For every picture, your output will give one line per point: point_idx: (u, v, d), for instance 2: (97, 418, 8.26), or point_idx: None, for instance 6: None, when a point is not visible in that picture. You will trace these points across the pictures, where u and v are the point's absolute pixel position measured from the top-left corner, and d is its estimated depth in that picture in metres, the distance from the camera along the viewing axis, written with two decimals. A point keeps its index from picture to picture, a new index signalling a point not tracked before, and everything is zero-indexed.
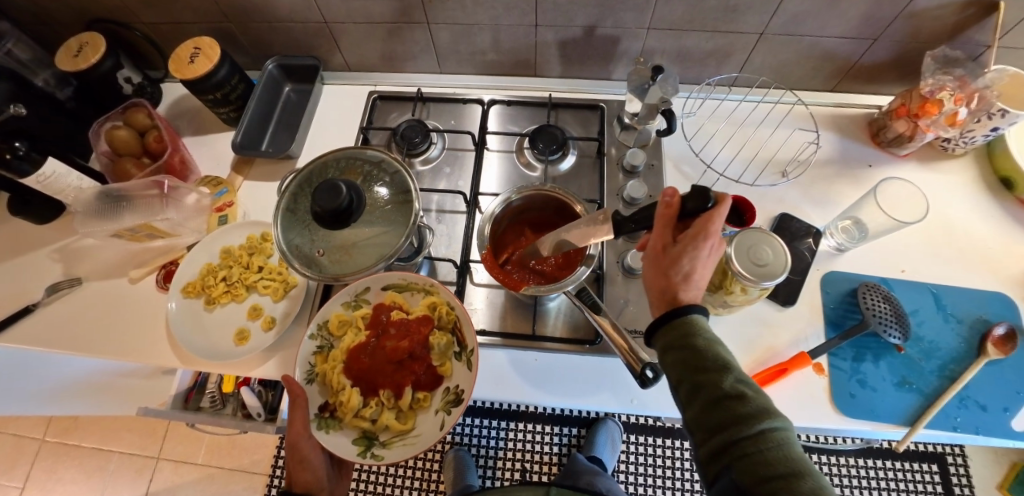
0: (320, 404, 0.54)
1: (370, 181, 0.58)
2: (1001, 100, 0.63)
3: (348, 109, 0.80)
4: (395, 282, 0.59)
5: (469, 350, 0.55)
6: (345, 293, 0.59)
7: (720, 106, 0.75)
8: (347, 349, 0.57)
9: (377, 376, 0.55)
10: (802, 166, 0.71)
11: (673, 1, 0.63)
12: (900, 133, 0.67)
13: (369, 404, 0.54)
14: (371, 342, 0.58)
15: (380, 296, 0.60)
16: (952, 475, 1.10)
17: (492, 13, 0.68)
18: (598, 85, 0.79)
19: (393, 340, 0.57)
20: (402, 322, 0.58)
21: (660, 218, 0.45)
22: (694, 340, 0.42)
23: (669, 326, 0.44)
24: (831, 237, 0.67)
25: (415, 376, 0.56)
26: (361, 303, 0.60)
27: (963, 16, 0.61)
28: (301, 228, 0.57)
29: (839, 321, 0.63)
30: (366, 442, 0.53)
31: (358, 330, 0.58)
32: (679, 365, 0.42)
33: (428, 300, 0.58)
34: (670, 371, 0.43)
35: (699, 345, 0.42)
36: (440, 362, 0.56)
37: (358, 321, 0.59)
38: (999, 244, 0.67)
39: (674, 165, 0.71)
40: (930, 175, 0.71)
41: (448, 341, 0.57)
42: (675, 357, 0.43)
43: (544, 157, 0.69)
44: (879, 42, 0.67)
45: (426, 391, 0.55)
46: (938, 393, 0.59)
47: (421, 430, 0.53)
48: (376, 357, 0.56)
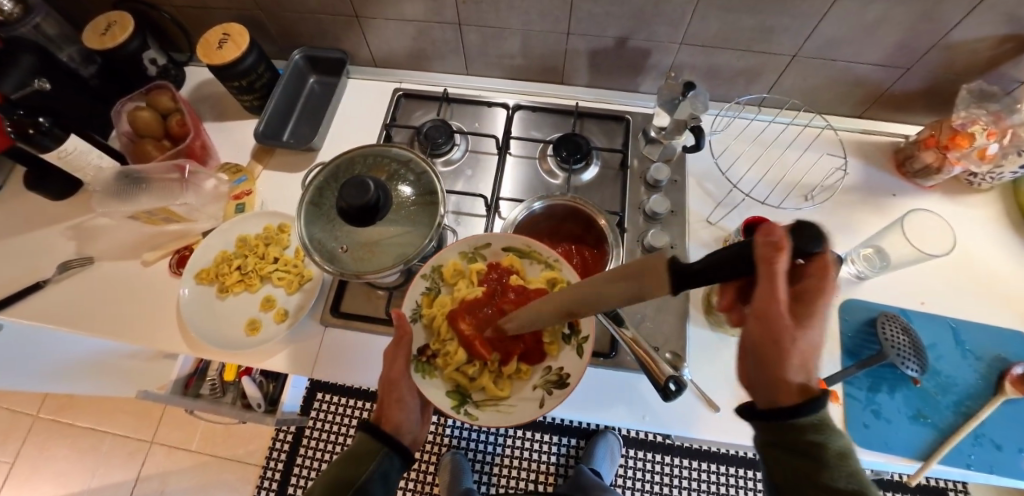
0: (420, 346, 0.52)
1: (396, 179, 0.58)
2: None
3: (372, 105, 0.80)
4: (518, 246, 0.54)
5: (582, 335, 0.49)
6: (464, 243, 0.54)
7: (748, 126, 0.75)
8: (461, 299, 0.52)
9: (486, 336, 0.50)
10: (829, 191, 0.70)
11: (709, 18, 0.62)
12: (927, 164, 0.67)
13: (475, 362, 0.50)
14: (487, 301, 0.52)
15: (499, 255, 0.55)
16: None
17: (525, 18, 0.68)
18: (624, 96, 0.79)
19: (511, 304, 0.51)
20: (521, 289, 0.52)
21: (770, 273, 0.28)
22: (828, 450, 0.36)
23: (789, 423, 0.36)
24: (851, 265, 0.66)
25: (525, 348, 0.50)
26: (477, 257, 0.55)
27: (998, 51, 0.61)
28: (326, 222, 0.57)
29: (856, 349, 0.62)
30: (459, 397, 0.50)
31: (472, 284, 0.53)
32: (798, 469, 0.37)
33: (548, 274, 0.52)
34: (781, 470, 0.38)
35: (830, 459, 0.36)
36: (550, 340, 0.51)
37: (473, 276, 0.54)
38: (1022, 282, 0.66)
39: (697, 183, 0.70)
40: (954, 208, 0.70)
41: (563, 321, 0.50)
42: (791, 457, 0.37)
43: (568, 166, 0.69)
44: (911, 72, 0.67)
45: (529, 364, 0.51)
46: (952, 429, 0.59)
47: (517, 402, 0.49)
48: (492, 318, 0.51)
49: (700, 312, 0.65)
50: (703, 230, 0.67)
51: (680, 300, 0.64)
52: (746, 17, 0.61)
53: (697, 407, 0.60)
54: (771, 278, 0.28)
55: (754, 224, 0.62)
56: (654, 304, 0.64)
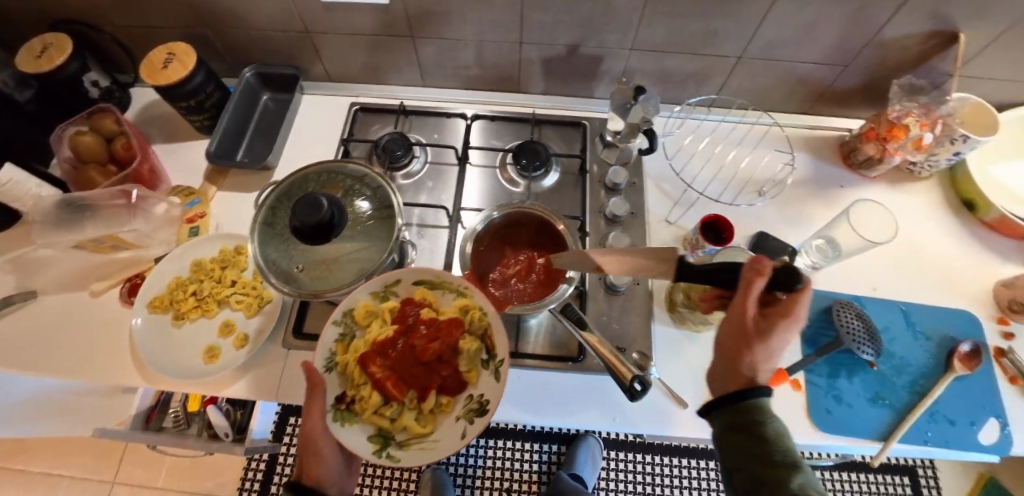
0: (337, 395, 0.47)
1: (352, 195, 0.57)
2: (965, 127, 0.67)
3: (329, 120, 0.79)
4: (428, 277, 0.51)
5: (498, 358, 0.47)
6: (373, 282, 0.50)
7: (700, 126, 0.77)
8: (371, 342, 0.49)
9: (399, 374, 0.47)
10: (779, 186, 0.73)
11: (656, 23, 0.64)
12: (869, 156, 0.70)
13: (392, 403, 0.46)
14: (399, 338, 0.49)
15: (410, 289, 0.52)
16: (922, 487, 1.12)
17: (477, 28, 0.68)
18: (579, 102, 0.80)
19: (422, 339, 0.48)
20: (433, 322, 0.49)
21: (748, 283, 0.40)
22: (763, 428, 0.40)
23: (734, 407, 0.42)
24: (805, 255, 0.67)
25: (442, 380, 0.47)
26: (389, 294, 0.52)
27: (927, 46, 0.64)
28: (279, 242, 0.55)
29: (814, 337, 0.64)
30: (381, 440, 0.46)
31: (384, 324, 0.50)
32: (740, 449, 0.41)
33: (461, 301, 0.50)
34: (727, 454, 0.42)
35: (767, 435, 0.40)
36: (468, 369, 0.48)
37: (385, 314, 0.50)
38: (963, 264, 0.70)
39: (655, 184, 0.72)
40: (899, 197, 0.74)
41: (478, 347, 0.48)
42: (736, 438, 0.41)
43: (527, 174, 0.69)
44: (849, 69, 0.70)
45: (450, 395, 0.48)
46: (908, 408, 0.61)
47: (442, 436, 0.46)
48: (405, 356, 0.48)
49: (664, 311, 0.66)
50: (663, 230, 0.68)
51: (644, 300, 0.65)
52: (690, 22, 0.63)
53: (667, 405, 0.60)
54: (739, 284, 0.41)
55: (711, 221, 0.64)
56: (619, 306, 0.65)
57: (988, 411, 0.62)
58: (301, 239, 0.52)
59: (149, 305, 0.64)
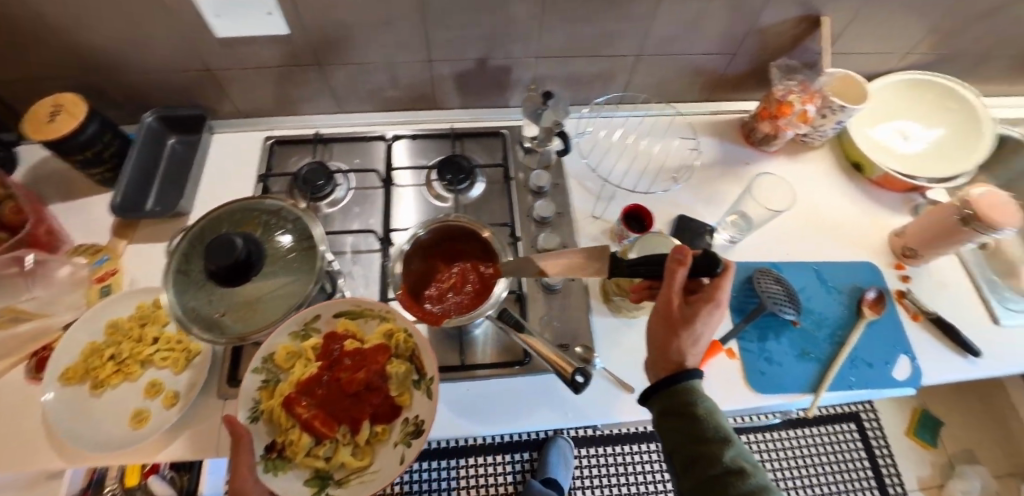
0: (266, 444, 0.49)
1: (269, 231, 0.56)
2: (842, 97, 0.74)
3: (245, 158, 0.77)
4: (348, 309, 0.55)
5: (428, 377, 0.50)
6: (291, 322, 0.53)
7: (613, 123, 0.81)
8: (296, 382, 0.51)
9: (328, 411, 0.50)
10: (691, 170, 0.77)
11: (555, 30, 0.67)
12: (766, 133, 0.77)
13: (323, 441, 0.49)
14: (324, 373, 0.52)
15: (331, 323, 0.56)
16: (868, 430, 1.21)
17: (384, 51, 0.69)
18: (495, 113, 0.82)
19: (347, 370, 0.51)
20: (357, 352, 0.53)
21: (672, 271, 0.42)
22: (695, 408, 0.43)
23: (668, 392, 0.44)
24: (724, 232, 0.73)
25: (373, 408, 0.50)
26: (310, 332, 0.55)
27: (797, 30, 0.71)
28: (196, 289, 0.53)
29: (741, 306, 0.68)
30: (319, 482, 0.48)
31: (309, 362, 0.53)
32: (677, 433, 0.43)
33: (384, 326, 0.54)
34: (667, 437, 0.44)
35: (698, 414, 0.42)
36: (399, 392, 0.51)
37: (307, 352, 0.53)
38: (860, 220, 0.77)
39: (578, 182, 0.74)
40: (797, 167, 0.80)
41: (407, 369, 0.51)
42: (674, 423, 0.44)
43: (453, 188, 0.70)
44: (737, 57, 0.76)
45: (385, 423, 0.51)
46: (831, 358, 0.66)
47: (380, 465, 0.49)
48: (331, 390, 0.51)
49: (600, 302, 0.68)
50: (590, 225, 0.71)
51: (581, 295, 0.67)
52: (586, 27, 0.67)
53: (616, 392, 0.62)
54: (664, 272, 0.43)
55: (633, 211, 0.68)
56: (558, 304, 0.67)
57: (899, 349, 0.68)
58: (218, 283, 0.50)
59: (60, 378, 0.58)
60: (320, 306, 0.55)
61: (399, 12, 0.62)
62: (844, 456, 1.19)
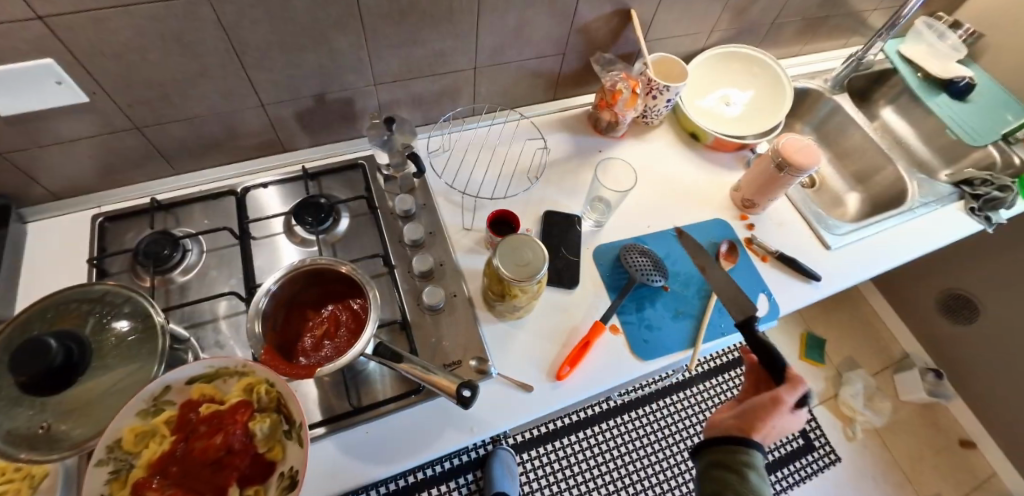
0: None
1: (93, 324, 0.50)
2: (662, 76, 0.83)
3: (76, 243, 0.68)
4: (202, 371, 0.47)
5: (297, 423, 0.45)
6: (137, 399, 0.43)
7: (471, 135, 0.84)
8: (147, 464, 0.43)
9: (187, 489, 0.43)
10: (546, 165, 0.83)
11: (386, 56, 0.68)
12: (609, 120, 0.83)
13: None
14: (178, 447, 0.45)
15: (184, 392, 0.46)
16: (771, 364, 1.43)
17: (209, 102, 0.65)
18: (349, 144, 0.81)
19: (204, 438, 0.45)
20: (215, 416, 0.46)
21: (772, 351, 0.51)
22: (736, 460, 0.47)
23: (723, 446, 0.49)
24: (588, 218, 0.78)
25: (240, 472, 0.44)
26: (163, 405, 0.45)
27: (612, 25, 0.78)
28: (2, 411, 0.44)
29: (616, 283, 0.73)
30: None
31: (161, 440, 0.44)
32: (711, 484, 0.47)
33: (245, 380, 0.47)
34: (704, 489, 0.48)
35: (739, 466, 0.47)
36: (269, 447, 0.46)
37: (161, 428, 0.44)
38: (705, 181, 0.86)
39: (444, 198, 0.76)
40: (645, 145, 0.88)
41: (274, 421, 0.46)
42: (713, 475, 0.48)
43: (315, 229, 0.67)
44: (568, 55, 0.82)
45: (258, 485, 0.44)
46: (701, 311, 0.73)
47: None
48: (189, 464, 0.44)
49: (486, 310, 0.69)
50: (463, 237, 0.73)
51: (466, 309, 0.68)
52: (416, 48, 0.68)
53: (516, 393, 0.64)
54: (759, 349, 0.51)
55: (500, 217, 0.71)
56: (446, 321, 0.66)
57: (756, 289, 0.76)
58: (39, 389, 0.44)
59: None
60: (171, 374, 0.46)
61: (211, 61, 0.59)
62: None
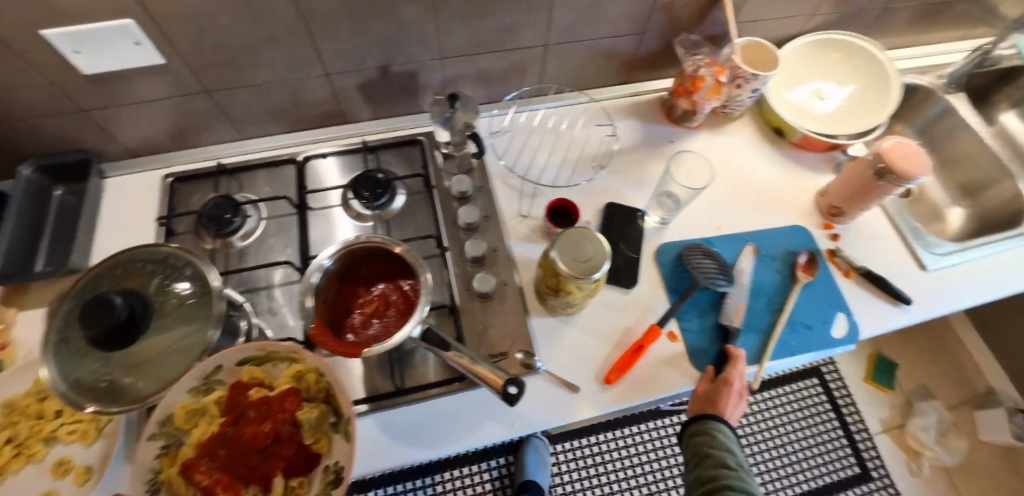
0: None
1: (155, 281, 0.51)
2: (753, 62, 0.75)
3: (147, 200, 0.71)
4: (253, 355, 0.48)
5: (346, 418, 0.45)
6: (189, 377, 0.46)
7: (533, 117, 0.80)
8: (196, 444, 0.45)
9: (233, 473, 0.45)
10: (612, 153, 0.77)
11: (452, 29, 0.64)
12: (685, 109, 0.76)
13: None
14: (226, 430, 0.46)
15: (236, 373, 0.48)
16: (829, 381, 1.33)
17: (274, 69, 0.64)
18: (410, 119, 0.79)
19: (253, 424, 0.46)
20: (263, 402, 0.47)
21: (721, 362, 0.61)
22: (698, 427, 0.59)
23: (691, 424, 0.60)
24: (653, 215, 0.72)
25: (286, 461, 0.45)
26: (214, 386, 0.47)
27: (700, 3, 0.71)
28: (74, 359, 0.47)
29: (676, 286, 0.68)
30: None
31: (212, 420, 0.46)
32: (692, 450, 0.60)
33: (294, 368, 0.48)
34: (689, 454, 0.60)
35: (702, 428, 0.59)
36: (314, 439, 0.46)
37: (211, 408, 0.46)
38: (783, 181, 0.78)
39: (502, 183, 0.73)
40: (721, 137, 0.81)
41: (322, 412, 0.47)
42: (692, 445, 0.60)
43: (372, 204, 0.66)
44: (646, 35, 0.75)
45: (302, 475, 0.45)
46: (772, 325, 0.66)
47: None
48: (236, 448, 0.45)
49: (537, 303, 0.66)
50: (519, 225, 0.70)
51: (516, 300, 0.65)
52: (485, 22, 0.64)
53: (559, 390, 0.61)
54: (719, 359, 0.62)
55: (560, 206, 0.68)
56: (494, 311, 0.64)
57: (834, 308, 0.68)
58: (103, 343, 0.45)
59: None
60: (222, 355, 0.47)
61: (280, 27, 0.58)
62: (805, 408, 1.30)
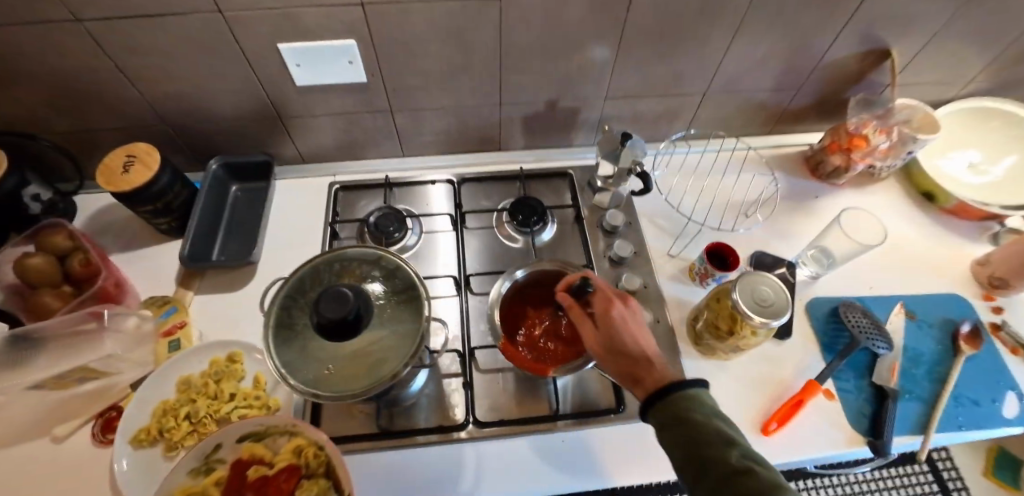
0: None
1: (364, 281, 0.52)
2: (923, 131, 0.71)
3: (312, 203, 0.81)
4: None
5: None
6: None
7: (688, 162, 0.84)
8: None
9: None
10: (765, 206, 0.79)
11: (626, 72, 0.70)
12: (836, 166, 0.78)
13: None
14: None
15: None
16: (947, 481, 1.19)
17: (455, 95, 0.73)
18: (561, 152, 0.86)
19: None
20: None
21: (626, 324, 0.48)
22: (688, 418, 0.39)
23: (663, 406, 0.41)
24: (805, 267, 0.72)
25: None
26: None
27: (863, 64, 0.72)
28: (304, 350, 0.48)
29: (831, 343, 0.66)
30: None
31: None
32: (678, 447, 0.38)
33: None
34: (674, 455, 0.39)
35: (693, 420, 0.39)
36: None
37: None
38: (921, 244, 0.76)
39: (649, 221, 0.77)
40: (865, 197, 0.81)
41: None
42: (674, 435, 0.39)
43: (527, 230, 0.73)
44: (801, 92, 0.77)
45: None
46: (933, 397, 0.62)
47: None
48: None
49: (689, 344, 0.65)
50: (668, 264, 0.73)
51: (668, 336, 0.65)
52: (658, 67, 0.70)
53: None
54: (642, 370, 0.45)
55: (715, 249, 0.67)
56: None
57: (907, 398, 0.62)
58: (324, 337, 0.46)
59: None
60: None
61: (476, 57, 0.66)
62: (904, 490, 1.18)
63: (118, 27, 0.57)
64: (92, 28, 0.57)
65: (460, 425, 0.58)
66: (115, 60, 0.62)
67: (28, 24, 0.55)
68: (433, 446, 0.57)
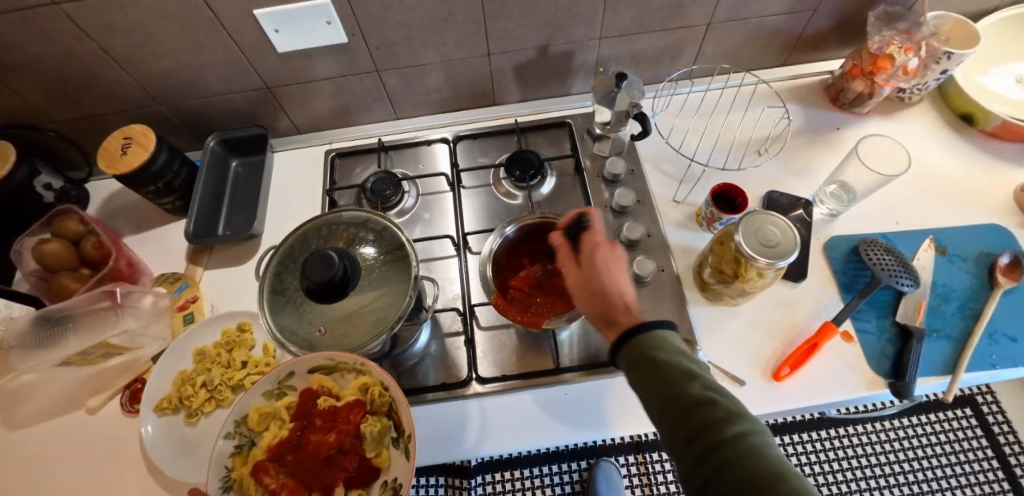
0: None
1: (355, 244, 0.51)
2: (951, 44, 0.67)
3: (309, 173, 0.81)
4: None
5: None
6: None
7: (693, 100, 0.78)
8: None
9: None
10: (778, 141, 0.74)
11: (620, 7, 0.65)
12: (859, 93, 0.71)
13: None
14: None
15: None
16: (991, 424, 1.14)
17: (441, 50, 0.70)
18: (560, 102, 0.82)
19: None
20: None
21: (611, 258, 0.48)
22: (654, 355, 0.39)
23: (631, 344, 0.41)
24: (822, 205, 0.67)
25: None
26: None
27: None
28: (300, 310, 0.48)
29: (852, 282, 0.62)
30: None
31: None
32: (644, 382, 0.39)
33: None
34: (640, 392, 0.40)
35: (660, 359, 0.39)
36: None
37: None
38: (958, 173, 0.70)
39: (653, 167, 0.73)
40: (893, 124, 0.74)
41: None
42: (640, 373, 0.39)
43: (525, 184, 0.70)
44: (819, 13, 0.70)
45: None
46: (963, 335, 0.58)
47: None
48: None
49: (696, 291, 0.63)
50: (673, 210, 0.69)
51: (672, 284, 0.63)
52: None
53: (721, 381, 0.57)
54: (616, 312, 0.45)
55: (722, 191, 0.64)
56: (648, 296, 0.63)
57: (935, 337, 0.58)
58: (315, 299, 0.46)
59: (231, 428, 0.46)
60: None
61: (458, 5, 0.62)
62: (944, 435, 1.14)
63: (91, 8, 0.56)
64: (68, 10, 0.56)
65: (464, 383, 0.58)
66: (97, 43, 0.62)
67: (5, 12, 0.55)
68: (441, 402, 0.58)
